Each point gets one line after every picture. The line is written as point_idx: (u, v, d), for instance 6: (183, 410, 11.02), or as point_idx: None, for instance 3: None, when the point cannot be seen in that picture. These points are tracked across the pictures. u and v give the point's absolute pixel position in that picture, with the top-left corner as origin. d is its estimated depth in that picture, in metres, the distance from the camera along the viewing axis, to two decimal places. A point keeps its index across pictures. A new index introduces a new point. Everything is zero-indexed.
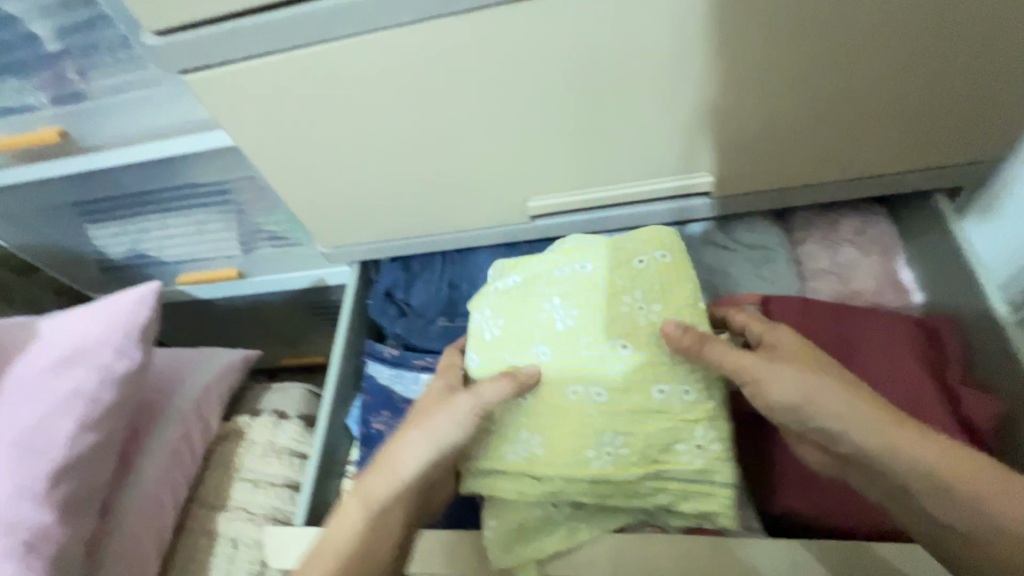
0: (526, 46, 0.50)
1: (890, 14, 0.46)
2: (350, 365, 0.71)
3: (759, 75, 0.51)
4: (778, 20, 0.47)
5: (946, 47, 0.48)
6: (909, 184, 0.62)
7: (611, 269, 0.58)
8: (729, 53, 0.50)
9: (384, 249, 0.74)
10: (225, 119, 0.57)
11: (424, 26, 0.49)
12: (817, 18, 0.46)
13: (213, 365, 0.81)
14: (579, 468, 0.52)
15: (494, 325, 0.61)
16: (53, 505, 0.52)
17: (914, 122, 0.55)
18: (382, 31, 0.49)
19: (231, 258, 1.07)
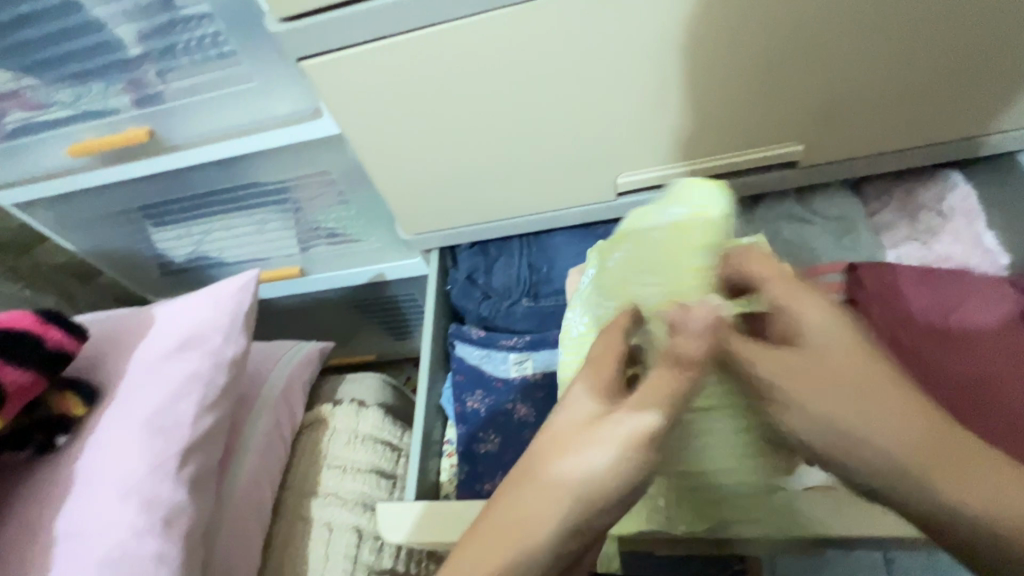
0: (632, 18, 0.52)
1: None
2: (438, 347, 0.73)
3: (845, 37, 0.55)
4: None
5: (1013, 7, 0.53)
6: (965, 150, 0.67)
7: (653, 237, 0.57)
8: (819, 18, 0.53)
9: (466, 234, 0.76)
10: (330, 106, 0.59)
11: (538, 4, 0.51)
12: None
13: (295, 357, 0.82)
14: None
15: (579, 319, 0.59)
16: (184, 481, 0.53)
17: (979, 82, 0.59)
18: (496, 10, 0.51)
19: (290, 256, 1.08)
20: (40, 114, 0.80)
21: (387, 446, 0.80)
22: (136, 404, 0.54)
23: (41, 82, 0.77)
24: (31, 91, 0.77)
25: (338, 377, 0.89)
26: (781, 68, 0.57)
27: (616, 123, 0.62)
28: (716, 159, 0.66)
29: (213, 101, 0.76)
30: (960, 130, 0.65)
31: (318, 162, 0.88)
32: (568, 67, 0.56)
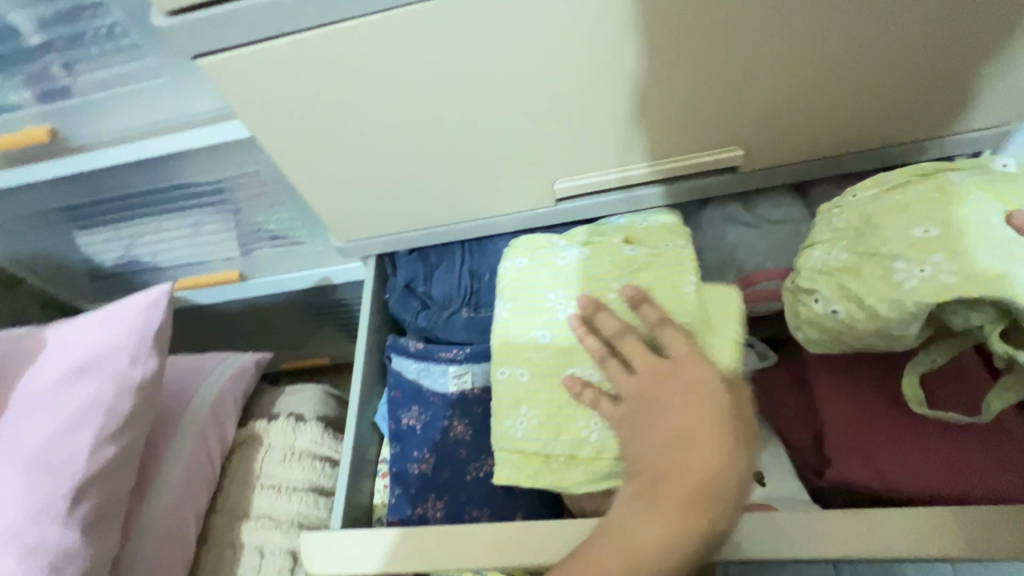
0: (565, 17, 0.48)
1: None
2: (373, 361, 0.69)
3: (796, 38, 0.51)
4: None
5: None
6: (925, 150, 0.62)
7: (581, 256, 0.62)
8: (772, 16, 0.49)
9: (400, 242, 0.72)
10: (241, 106, 0.53)
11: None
12: None
13: (225, 370, 0.78)
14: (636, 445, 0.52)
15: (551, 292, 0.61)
16: (78, 521, 0.48)
17: (939, 81, 0.55)
18: (416, 5, 0.47)
19: (230, 260, 1.03)
20: None
21: (327, 461, 0.77)
22: (27, 435, 0.50)
23: None
24: None
25: (276, 389, 0.85)
26: (732, 69, 0.53)
27: (553, 126, 0.58)
28: (658, 165, 0.62)
29: (125, 97, 0.70)
30: (920, 132, 0.60)
31: (248, 162, 0.82)
32: (498, 71, 0.52)
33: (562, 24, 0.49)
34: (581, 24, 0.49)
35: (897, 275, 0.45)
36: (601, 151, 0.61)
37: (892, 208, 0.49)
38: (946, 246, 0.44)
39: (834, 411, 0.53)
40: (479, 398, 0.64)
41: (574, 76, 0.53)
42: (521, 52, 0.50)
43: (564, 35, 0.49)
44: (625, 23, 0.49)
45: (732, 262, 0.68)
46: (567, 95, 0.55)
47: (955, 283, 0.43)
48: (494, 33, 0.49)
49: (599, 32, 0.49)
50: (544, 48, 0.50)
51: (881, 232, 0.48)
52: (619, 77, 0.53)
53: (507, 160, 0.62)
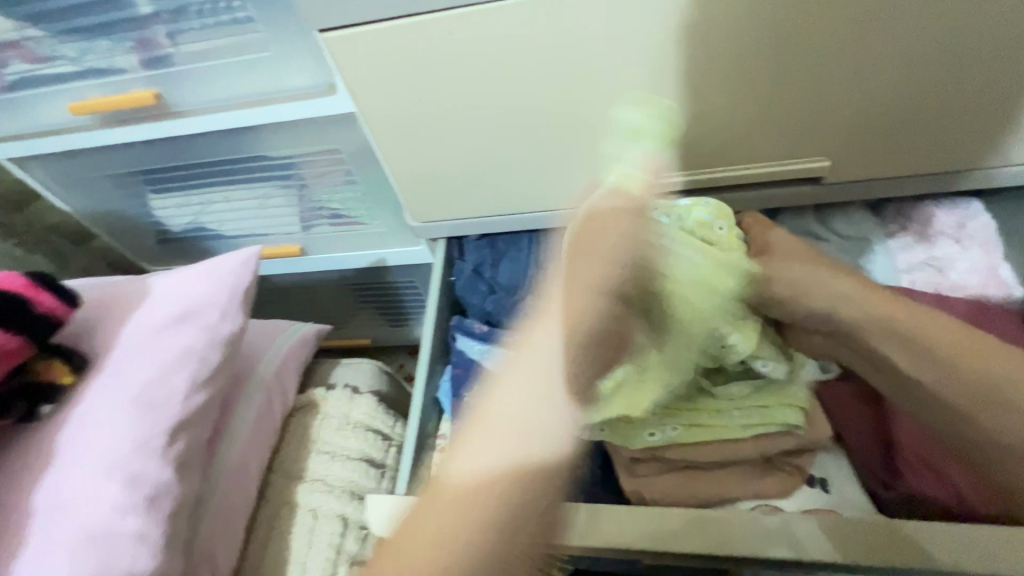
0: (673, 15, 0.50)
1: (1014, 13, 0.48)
2: (438, 339, 0.72)
3: (892, 53, 0.52)
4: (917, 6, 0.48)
5: None
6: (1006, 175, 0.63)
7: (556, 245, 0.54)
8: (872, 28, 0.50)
9: (471, 228, 0.74)
10: (349, 82, 0.56)
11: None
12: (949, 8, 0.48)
13: (289, 337, 0.81)
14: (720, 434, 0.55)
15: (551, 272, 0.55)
16: (171, 458, 0.51)
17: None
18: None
19: (291, 234, 1.07)
20: (43, 67, 0.77)
21: (378, 434, 0.79)
22: (129, 374, 0.53)
23: (46, 34, 0.74)
24: (35, 44, 0.75)
25: (331, 362, 0.88)
26: (827, 79, 0.54)
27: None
28: (737, 170, 0.64)
29: (224, 68, 0.74)
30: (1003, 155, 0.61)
31: (326, 139, 0.86)
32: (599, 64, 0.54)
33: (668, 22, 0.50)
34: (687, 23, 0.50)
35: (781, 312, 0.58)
36: (683, 152, 0.62)
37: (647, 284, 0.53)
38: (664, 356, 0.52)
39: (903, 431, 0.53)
40: None
41: (671, 75, 0.55)
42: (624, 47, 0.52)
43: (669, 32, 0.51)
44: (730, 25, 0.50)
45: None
46: (661, 93, 0.56)
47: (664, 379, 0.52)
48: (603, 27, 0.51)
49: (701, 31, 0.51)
50: (647, 44, 0.52)
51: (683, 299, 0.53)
52: (714, 78, 0.55)
53: None
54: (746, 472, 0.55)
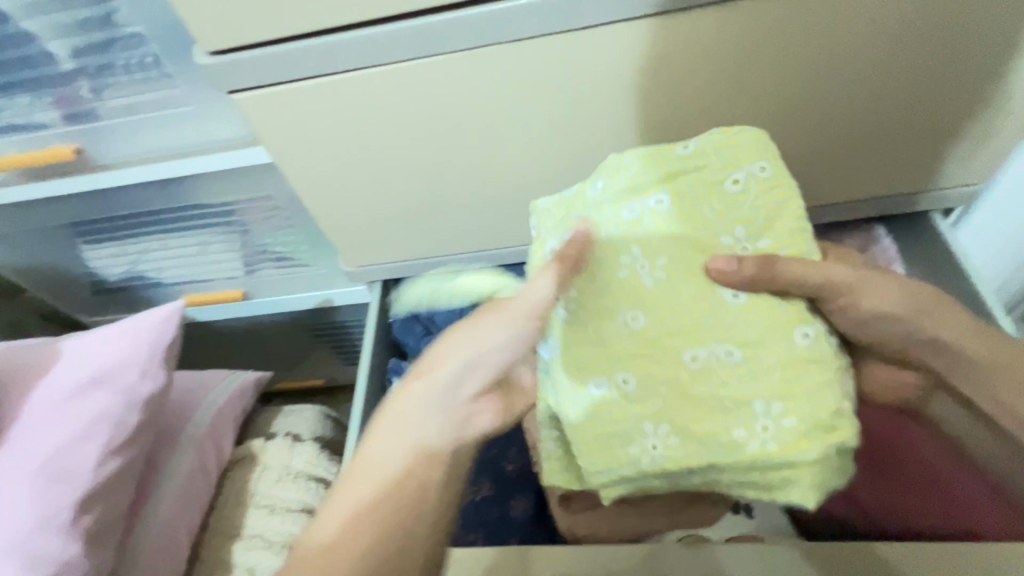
0: (577, 70, 0.52)
1: (884, 59, 0.52)
2: (375, 384, 0.71)
3: (787, 97, 0.55)
4: (798, 55, 0.52)
5: (947, 68, 0.53)
6: (904, 203, 0.67)
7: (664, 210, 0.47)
8: (766, 75, 0.53)
9: (407, 269, 0.75)
10: (266, 138, 0.57)
11: (483, 51, 0.51)
12: (827, 56, 0.52)
13: (225, 389, 0.78)
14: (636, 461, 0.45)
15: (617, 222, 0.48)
16: (80, 533, 0.49)
17: (915, 143, 0.60)
18: (442, 55, 0.51)
19: (234, 279, 1.05)
20: None
21: (321, 483, 0.77)
22: (37, 444, 0.51)
23: None
24: None
25: (274, 409, 0.86)
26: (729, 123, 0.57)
27: (560, 165, 0.61)
28: None
29: (150, 121, 0.74)
30: (899, 184, 0.65)
31: (262, 186, 0.86)
32: (512, 114, 0.56)
33: (573, 74, 0.53)
34: (592, 75, 0.53)
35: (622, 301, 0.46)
36: None
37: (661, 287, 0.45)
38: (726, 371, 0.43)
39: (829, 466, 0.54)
40: None
41: (582, 121, 0.57)
42: (535, 99, 0.55)
43: (575, 83, 0.53)
44: (632, 76, 0.53)
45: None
46: (576, 138, 0.58)
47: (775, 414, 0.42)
48: (512, 81, 0.53)
49: (607, 82, 0.53)
50: (557, 95, 0.54)
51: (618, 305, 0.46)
52: (625, 124, 0.57)
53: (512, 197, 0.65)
54: (674, 504, 0.56)
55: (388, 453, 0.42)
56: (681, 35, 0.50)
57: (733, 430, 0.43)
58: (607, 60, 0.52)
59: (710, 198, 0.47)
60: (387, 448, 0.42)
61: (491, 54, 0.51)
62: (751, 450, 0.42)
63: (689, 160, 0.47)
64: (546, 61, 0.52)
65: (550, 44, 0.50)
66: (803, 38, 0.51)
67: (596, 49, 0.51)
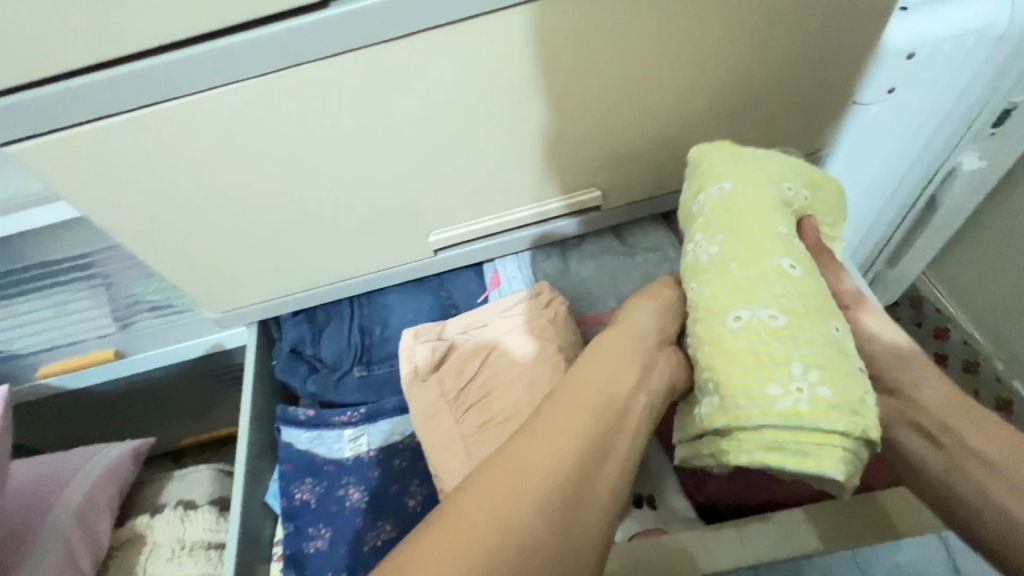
0: (414, 84, 0.48)
1: (732, 44, 0.51)
2: (261, 435, 0.66)
3: (643, 89, 0.53)
4: (646, 46, 0.49)
5: (793, 45, 0.52)
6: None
7: (711, 195, 0.49)
8: (618, 69, 0.51)
9: (282, 305, 0.69)
10: (65, 191, 0.49)
11: (293, 72, 0.45)
12: (676, 46, 0.50)
13: (98, 464, 0.71)
14: (769, 411, 0.41)
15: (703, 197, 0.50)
16: None
17: (775, 120, 0.60)
18: (244, 80, 0.45)
19: (103, 338, 0.94)
20: None
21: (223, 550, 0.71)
22: None
23: None
24: None
25: (162, 477, 0.78)
26: (587, 119, 0.55)
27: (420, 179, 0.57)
28: (531, 209, 0.65)
29: None
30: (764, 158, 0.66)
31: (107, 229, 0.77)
32: (352, 135, 0.51)
33: (408, 88, 0.48)
34: (429, 86, 0.49)
35: (691, 255, 0.48)
36: (471, 200, 0.61)
37: (720, 263, 0.46)
38: (802, 320, 0.43)
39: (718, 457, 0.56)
40: (374, 460, 0.63)
41: (433, 134, 0.53)
42: (375, 117, 0.50)
43: (416, 99, 0.49)
44: (473, 83, 0.49)
45: (586, 298, 0.72)
46: (429, 150, 0.55)
47: (830, 396, 0.40)
48: (341, 101, 0.48)
49: (447, 92, 0.50)
50: (397, 110, 0.50)
51: (732, 270, 0.45)
52: (478, 132, 0.54)
53: (376, 217, 0.61)
54: None
55: (538, 464, 0.41)
56: (515, 33, 0.46)
57: (767, 386, 0.41)
58: (441, 69, 0.48)
59: (768, 186, 0.49)
60: (545, 453, 0.41)
61: (304, 75, 0.45)
62: (785, 405, 0.40)
63: (750, 153, 0.51)
64: (373, 76, 0.47)
65: (375, 59, 0.46)
66: (646, 26, 0.47)
67: (426, 60, 0.47)
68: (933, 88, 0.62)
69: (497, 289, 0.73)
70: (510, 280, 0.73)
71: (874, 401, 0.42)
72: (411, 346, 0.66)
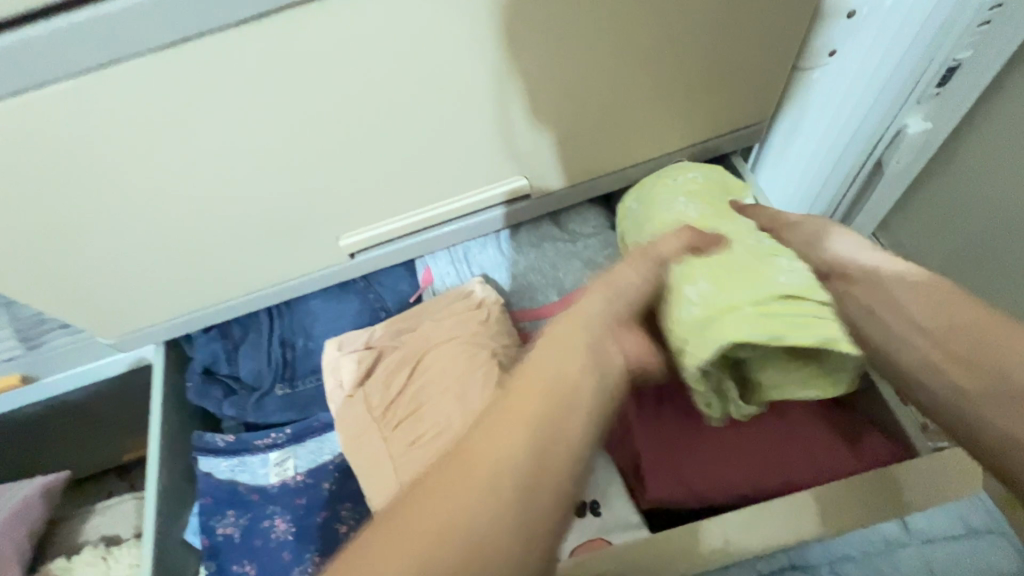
0: (286, 73, 0.40)
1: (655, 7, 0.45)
2: (176, 467, 0.60)
3: (561, 66, 0.47)
4: (556, 15, 0.43)
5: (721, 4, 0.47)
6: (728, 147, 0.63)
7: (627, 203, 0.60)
8: (529, 43, 0.44)
9: (186, 324, 0.61)
10: None
11: (121, 69, 0.37)
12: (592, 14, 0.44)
13: (1, 508, 0.65)
14: (690, 320, 0.42)
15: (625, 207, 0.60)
16: None
17: (715, 91, 0.55)
18: (56, 83, 0.37)
19: (11, 361, 0.84)
20: None
21: None
22: None
23: None
24: None
25: (83, 512, 0.72)
26: (504, 103, 0.49)
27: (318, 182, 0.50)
28: (455, 202, 0.57)
29: None
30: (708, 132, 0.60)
31: None
32: (222, 140, 0.44)
33: (279, 82, 0.41)
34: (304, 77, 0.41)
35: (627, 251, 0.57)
36: (383, 200, 0.54)
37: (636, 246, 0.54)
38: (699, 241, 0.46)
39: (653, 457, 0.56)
40: (302, 485, 0.59)
41: (321, 131, 0.46)
42: (249, 119, 0.43)
43: (295, 90, 0.42)
44: (359, 71, 0.42)
45: (526, 292, 0.68)
46: (322, 151, 0.47)
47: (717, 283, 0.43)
48: (198, 101, 0.40)
49: (329, 83, 0.42)
50: (273, 108, 0.43)
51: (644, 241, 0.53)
52: (378, 126, 0.47)
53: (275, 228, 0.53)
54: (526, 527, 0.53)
55: (495, 467, 0.29)
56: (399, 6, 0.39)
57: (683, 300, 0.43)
58: (314, 55, 0.40)
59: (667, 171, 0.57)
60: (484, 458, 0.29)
61: (135, 68, 0.37)
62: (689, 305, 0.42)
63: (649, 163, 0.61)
64: (233, 69, 0.39)
65: (233, 46, 0.38)
66: None
67: (292, 47, 0.39)
68: (877, 48, 0.58)
69: (430, 287, 0.68)
70: (443, 276, 0.67)
71: (788, 280, 0.42)
72: (336, 359, 0.61)
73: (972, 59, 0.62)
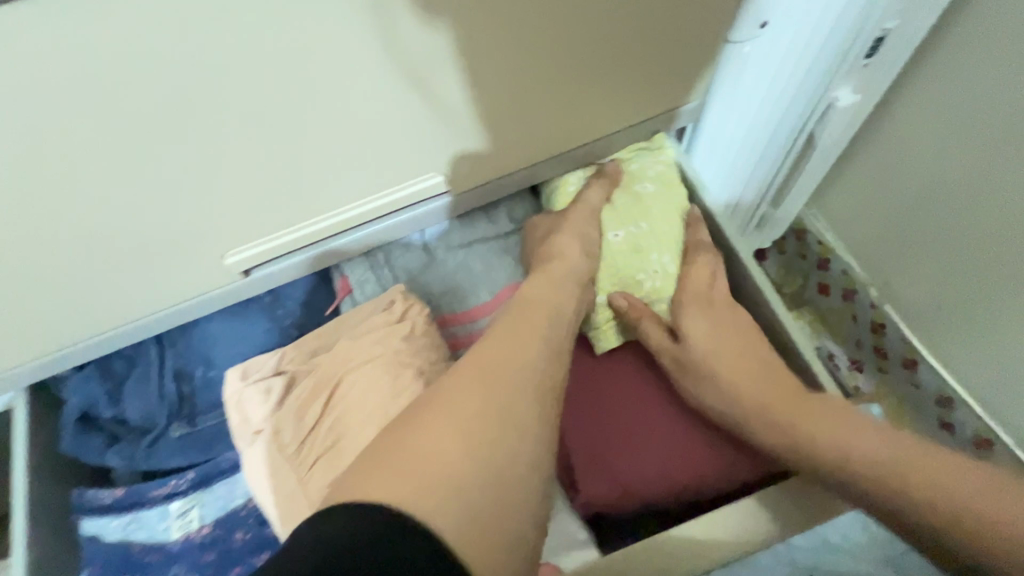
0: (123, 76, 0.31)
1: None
2: (53, 537, 0.51)
3: (479, 53, 0.41)
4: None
5: None
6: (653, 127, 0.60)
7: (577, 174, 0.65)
8: (443, 29, 0.38)
9: (45, 369, 0.50)
10: None
11: None
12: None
13: None
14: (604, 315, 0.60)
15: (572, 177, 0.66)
16: None
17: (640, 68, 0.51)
18: None
19: None
20: None
21: None
22: None
23: None
24: None
25: None
26: (416, 95, 0.42)
27: (192, 198, 0.41)
28: (366, 204, 0.50)
29: None
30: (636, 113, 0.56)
31: None
32: (40, 168, 0.34)
33: (109, 93, 0.32)
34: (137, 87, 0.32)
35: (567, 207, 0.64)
36: (279, 211, 0.46)
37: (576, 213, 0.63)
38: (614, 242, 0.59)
39: (586, 461, 0.58)
40: (209, 539, 0.52)
41: (180, 146, 0.37)
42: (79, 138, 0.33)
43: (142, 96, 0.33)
44: (215, 74, 0.33)
45: (452, 293, 0.62)
46: (181, 167, 0.38)
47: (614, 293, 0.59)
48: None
49: (180, 91, 0.33)
50: (107, 125, 0.33)
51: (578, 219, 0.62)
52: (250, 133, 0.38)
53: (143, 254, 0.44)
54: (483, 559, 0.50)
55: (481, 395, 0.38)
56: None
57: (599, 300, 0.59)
58: (145, 59, 0.31)
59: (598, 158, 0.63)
60: (476, 390, 0.38)
61: None
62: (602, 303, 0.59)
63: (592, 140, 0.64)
64: (43, 79, 0.29)
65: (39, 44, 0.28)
66: None
67: (112, 51, 0.30)
68: (809, 20, 0.55)
69: (348, 296, 0.60)
70: (362, 284, 0.60)
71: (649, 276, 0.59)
72: (239, 392, 0.53)
73: (898, 30, 0.60)
